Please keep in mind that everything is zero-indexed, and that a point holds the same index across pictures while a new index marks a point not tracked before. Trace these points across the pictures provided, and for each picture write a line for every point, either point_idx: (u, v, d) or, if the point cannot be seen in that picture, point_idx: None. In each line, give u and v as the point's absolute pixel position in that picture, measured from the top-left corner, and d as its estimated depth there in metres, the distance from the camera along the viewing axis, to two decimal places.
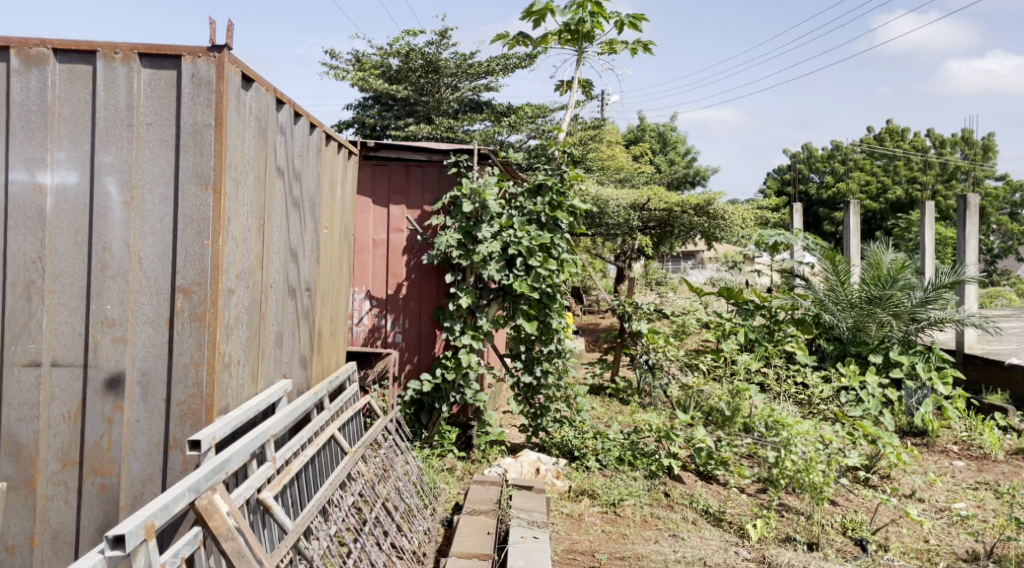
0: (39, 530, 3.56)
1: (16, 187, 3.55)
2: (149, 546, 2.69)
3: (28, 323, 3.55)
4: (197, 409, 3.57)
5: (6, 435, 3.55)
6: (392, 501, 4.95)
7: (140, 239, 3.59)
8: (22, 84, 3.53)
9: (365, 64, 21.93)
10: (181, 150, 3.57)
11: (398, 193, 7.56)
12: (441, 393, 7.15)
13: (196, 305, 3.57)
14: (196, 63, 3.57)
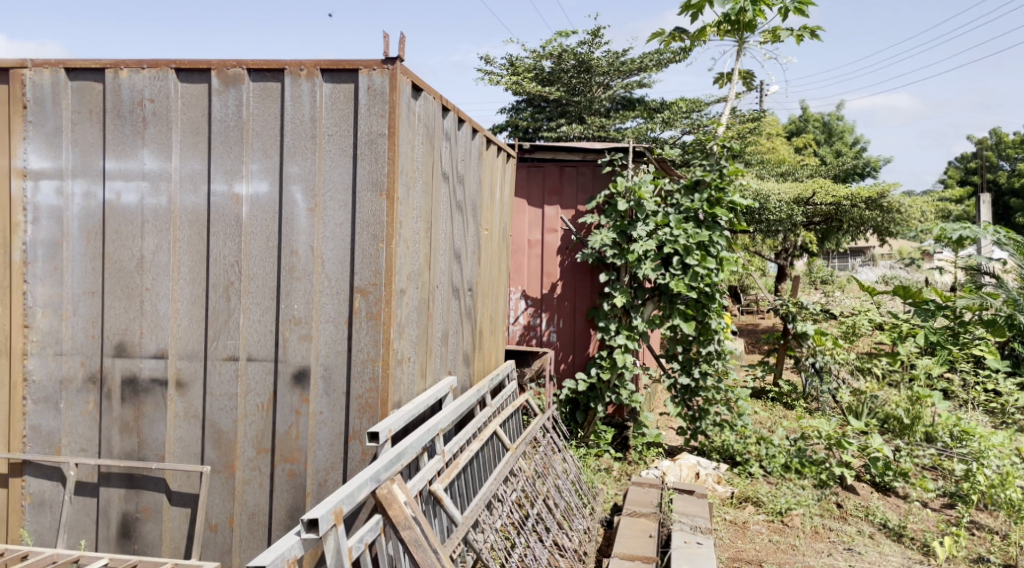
0: (238, 511, 3.88)
1: (216, 198, 3.88)
2: (338, 530, 2.88)
3: (227, 320, 3.88)
4: (373, 402, 3.79)
5: (209, 423, 3.89)
6: (552, 499, 5.01)
7: (322, 243, 3.84)
8: (221, 102, 3.85)
9: (519, 67, 22.18)
10: (358, 159, 3.79)
11: (553, 194, 7.67)
12: (596, 393, 7.18)
13: (373, 305, 3.79)
14: (371, 75, 3.78)
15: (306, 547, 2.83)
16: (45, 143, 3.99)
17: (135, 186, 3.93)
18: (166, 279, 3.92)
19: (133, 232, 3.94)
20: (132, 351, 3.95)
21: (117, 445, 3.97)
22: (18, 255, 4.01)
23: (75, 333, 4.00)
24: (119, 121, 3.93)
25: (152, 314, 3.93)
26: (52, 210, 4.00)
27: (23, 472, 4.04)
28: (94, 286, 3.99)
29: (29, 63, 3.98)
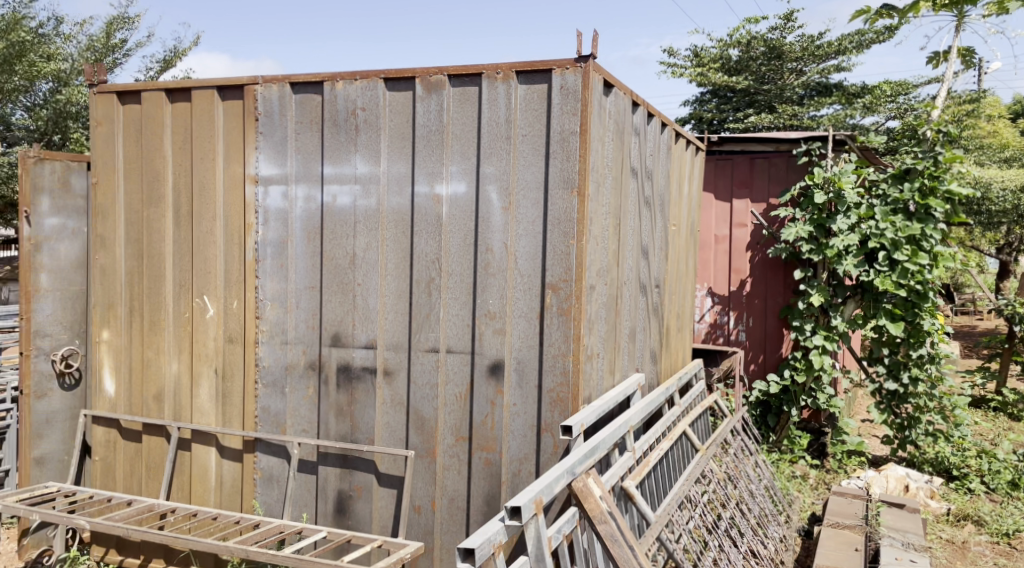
0: (439, 496, 4.09)
1: (418, 199, 4.10)
2: (539, 519, 2.95)
3: (429, 314, 4.10)
4: (564, 396, 3.86)
5: (413, 412, 4.13)
6: (746, 503, 4.86)
7: (516, 240, 3.95)
8: (424, 108, 4.06)
9: (705, 58, 21.63)
10: (550, 157, 3.87)
11: (742, 187, 7.41)
12: (790, 396, 6.90)
13: (564, 300, 3.86)
14: (565, 74, 3.84)
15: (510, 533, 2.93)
16: (273, 152, 4.40)
17: (349, 189, 4.24)
18: (375, 275, 4.20)
19: (346, 233, 4.26)
20: (346, 341, 4.27)
21: (333, 427, 4.31)
22: (251, 253, 4.46)
23: (297, 324, 4.39)
24: (336, 129, 4.26)
25: (363, 307, 4.23)
26: (279, 213, 4.41)
27: (255, 449, 4.50)
28: (313, 282, 4.35)
29: (260, 79, 4.40)
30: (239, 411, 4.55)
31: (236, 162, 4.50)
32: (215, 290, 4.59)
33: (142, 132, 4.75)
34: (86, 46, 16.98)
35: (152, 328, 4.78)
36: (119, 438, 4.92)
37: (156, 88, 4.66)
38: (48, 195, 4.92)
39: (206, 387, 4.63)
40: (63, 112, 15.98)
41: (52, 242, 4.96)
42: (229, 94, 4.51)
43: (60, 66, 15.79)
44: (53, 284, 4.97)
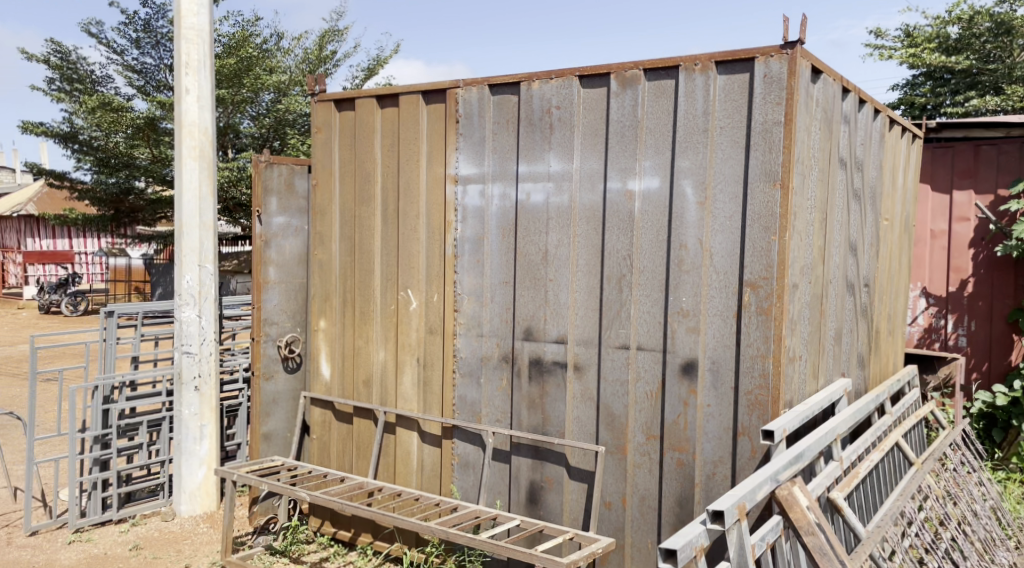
0: (630, 493, 4.08)
1: (611, 195, 4.10)
2: (742, 525, 2.85)
3: (620, 311, 4.09)
4: (763, 399, 3.72)
5: (603, 407, 4.14)
6: (969, 525, 4.45)
7: (712, 236, 3.85)
8: (619, 103, 4.05)
9: (917, 38, 19.57)
10: (751, 149, 3.73)
11: (965, 176, 6.78)
12: (1021, 409, 6.23)
13: (763, 299, 3.71)
14: (769, 62, 3.69)
15: (712, 537, 2.85)
16: (472, 152, 4.57)
17: (543, 186, 4.32)
18: (567, 272, 4.25)
19: (539, 229, 4.34)
20: (538, 335, 4.35)
21: (525, 420, 4.42)
22: (451, 249, 4.66)
23: (492, 318, 4.53)
24: (531, 128, 4.35)
25: (555, 302, 4.29)
26: (477, 211, 4.57)
27: (453, 435, 4.70)
28: (507, 277, 4.48)
29: (462, 83, 4.59)
30: (439, 398, 4.77)
31: (437, 163, 4.71)
32: (418, 283, 4.84)
33: (355, 136, 5.10)
34: (301, 59, 18.46)
35: (361, 319, 5.12)
36: (332, 420, 5.33)
37: (368, 94, 4.98)
38: (275, 196, 5.41)
39: (409, 374, 4.90)
40: (282, 120, 17.49)
41: (279, 239, 5.46)
42: (434, 98, 4.73)
43: (280, 78, 17.23)
44: (279, 277, 5.47)
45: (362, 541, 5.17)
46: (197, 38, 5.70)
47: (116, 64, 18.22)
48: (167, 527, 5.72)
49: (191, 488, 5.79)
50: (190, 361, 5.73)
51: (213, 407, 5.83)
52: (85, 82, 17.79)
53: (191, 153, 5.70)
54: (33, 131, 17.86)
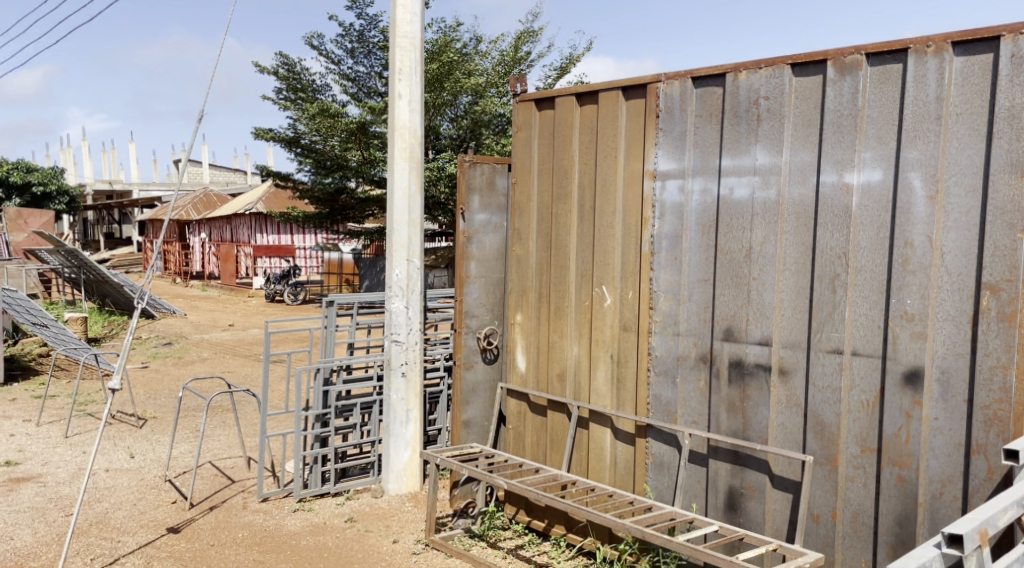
0: (841, 507, 3.83)
1: (825, 189, 3.86)
2: (984, 552, 2.57)
3: (832, 312, 3.84)
4: (1004, 415, 3.36)
5: (812, 414, 3.91)
6: None
7: (944, 233, 3.53)
8: (836, 92, 3.81)
9: None
10: (993, 138, 3.39)
11: None
12: None
13: (1005, 304, 3.36)
14: (1017, 40, 3.33)
15: (947, 561, 2.60)
16: (672, 147, 4.48)
17: (747, 181, 4.14)
18: (773, 270, 4.05)
19: (743, 225, 4.16)
20: (740, 336, 4.19)
21: (724, 423, 4.26)
22: (647, 246, 4.59)
23: (689, 316, 4.42)
24: (737, 120, 4.18)
25: (758, 302, 4.10)
26: (675, 207, 4.47)
27: (648, 434, 4.63)
28: (707, 275, 4.34)
29: (663, 77, 4.51)
30: (632, 396, 4.72)
31: (636, 159, 4.65)
32: (613, 280, 4.81)
33: (554, 134, 5.15)
34: (498, 61, 18.86)
35: (556, 314, 5.17)
36: (527, 411, 5.43)
37: (568, 93, 5.01)
38: (478, 194, 5.59)
39: (603, 370, 4.89)
40: (478, 121, 17.98)
41: (480, 235, 5.63)
42: (634, 93, 4.68)
43: (478, 81, 17.77)
44: (479, 272, 5.65)
45: (556, 533, 5.24)
46: (410, 46, 6.01)
47: (333, 73, 19.63)
48: (376, 503, 6.09)
49: (397, 468, 6.14)
50: (398, 349, 6.06)
51: (417, 393, 6.14)
52: (307, 91, 19.35)
53: (401, 154, 6.02)
54: (263, 137, 19.67)
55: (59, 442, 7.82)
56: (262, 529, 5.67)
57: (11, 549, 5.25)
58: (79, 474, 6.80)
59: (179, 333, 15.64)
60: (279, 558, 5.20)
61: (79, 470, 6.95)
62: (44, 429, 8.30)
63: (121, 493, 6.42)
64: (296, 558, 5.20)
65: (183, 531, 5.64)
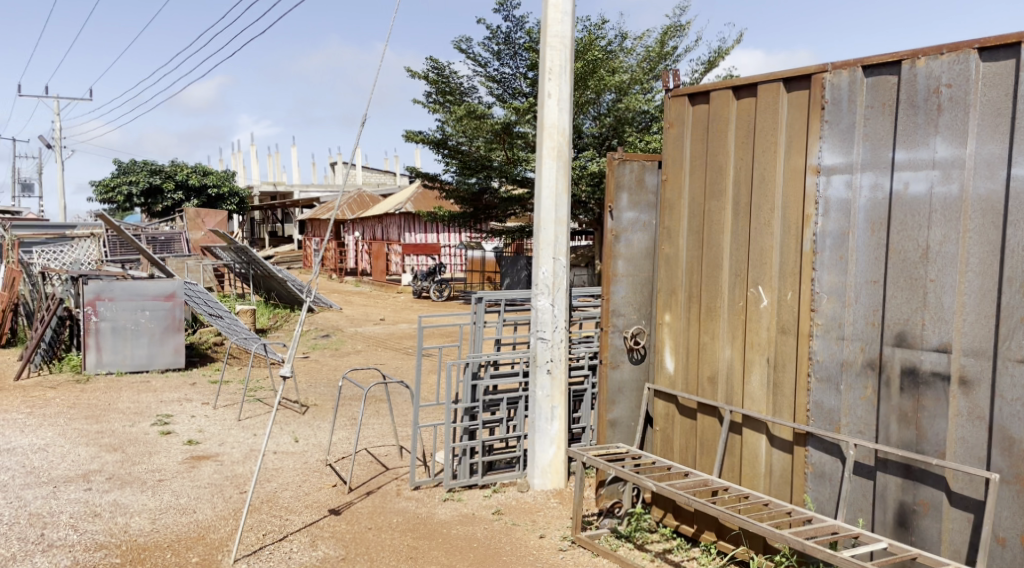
0: None
1: (1018, 184, 3.55)
2: None
3: None
4: None
5: (999, 429, 3.61)
6: None
7: None
8: None
9: None
10: None
11: None
12: None
13: None
14: None
15: None
16: (838, 140, 4.24)
17: (925, 175, 3.87)
18: (954, 272, 3.77)
19: (919, 223, 3.89)
20: (914, 342, 3.92)
21: (894, 434, 4.01)
22: (809, 245, 4.38)
23: (856, 320, 4.18)
24: (913, 110, 3.92)
25: (936, 306, 3.83)
26: (842, 203, 4.23)
27: (807, 443, 4.42)
28: (876, 276, 4.09)
29: (830, 66, 4.29)
30: (790, 402, 4.52)
31: (798, 153, 4.45)
32: (770, 280, 4.62)
33: (708, 130, 5.01)
34: (643, 58, 18.62)
35: (707, 314, 5.02)
36: (676, 413, 5.32)
37: (724, 86, 4.86)
38: (627, 191, 5.53)
39: (758, 374, 4.71)
40: (622, 119, 17.71)
41: (628, 233, 5.56)
42: (797, 85, 4.48)
43: (622, 78, 17.54)
44: (627, 270, 5.59)
45: (706, 539, 5.10)
46: (560, 45, 6.02)
47: (480, 75, 20.03)
48: (522, 498, 6.16)
49: (543, 464, 6.17)
50: (544, 346, 6.08)
51: (563, 391, 6.14)
52: (455, 93, 19.77)
53: (549, 153, 6.04)
54: (413, 139, 20.36)
55: (233, 424, 8.41)
56: (415, 516, 5.86)
57: (194, 521, 5.69)
58: (251, 455, 7.29)
59: (336, 326, 16.47)
60: (431, 545, 5.36)
61: (251, 450, 7.44)
62: (219, 412, 8.96)
63: (288, 474, 6.82)
64: (448, 546, 5.34)
65: (343, 513, 5.92)
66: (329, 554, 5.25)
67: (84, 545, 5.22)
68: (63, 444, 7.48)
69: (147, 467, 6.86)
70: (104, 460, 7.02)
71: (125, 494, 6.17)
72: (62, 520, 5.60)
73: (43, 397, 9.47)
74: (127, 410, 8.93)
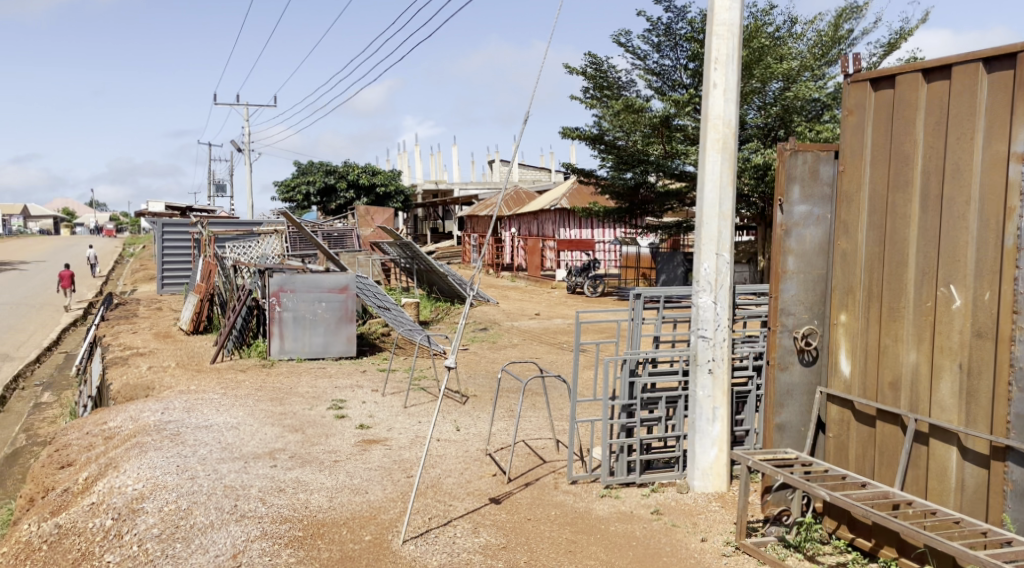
0: None
1: None
2: None
3: None
4: None
5: None
6: None
7: None
8: None
9: None
10: None
11: None
12: None
13: None
14: None
15: None
16: None
17: None
18: None
19: None
20: None
21: None
22: (1013, 240, 4.04)
23: None
24: None
25: None
26: None
27: (1006, 458, 4.06)
28: None
29: None
30: (987, 412, 4.17)
31: (1001, 140, 4.10)
32: (964, 279, 4.27)
33: (892, 117, 4.67)
34: (814, 43, 17.73)
35: (890, 315, 4.70)
36: (852, 419, 5.00)
37: (912, 69, 4.51)
38: (799, 183, 5.27)
39: (948, 382, 4.37)
40: (790, 107, 16.85)
41: (800, 228, 5.29)
42: (999, 66, 4.10)
43: (791, 65, 16.77)
44: (799, 267, 5.32)
45: (885, 555, 4.83)
46: (727, 33, 5.81)
47: (639, 68, 19.77)
48: (682, 499, 6.02)
49: (704, 465, 6.01)
50: (706, 345, 5.91)
51: (725, 391, 5.95)
52: (612, 88, 19.61)
53: (714, 146, 5.85)
54: (569, 136, 20.41)
55: (400, 411, 8.77)
56: (573, 510, 5.86)
57: (367, 501, 5.97)
58: (417, 441, 7.56)
59: (493, 319, 16.81)
60: (590, 540, 5.34)
61: (416, 437, 7.72)
62: (387, 399, 9.36)
63: (451, 461, 7.02)
64: (607, 542, 5.31)
65: (503, 503, 6.02)
66: (491, 541, 5.35)
67: (271, 518, 5.60)
68: (251, 423, 8.08)
69: (324, 448, 7.27)
70: (287, 439, 7.51)
71: (305, 472, 6.57)
72: (252, 493, 6.05)
73: (233, 380, 10.28)
74: (305, 394, 9.52)
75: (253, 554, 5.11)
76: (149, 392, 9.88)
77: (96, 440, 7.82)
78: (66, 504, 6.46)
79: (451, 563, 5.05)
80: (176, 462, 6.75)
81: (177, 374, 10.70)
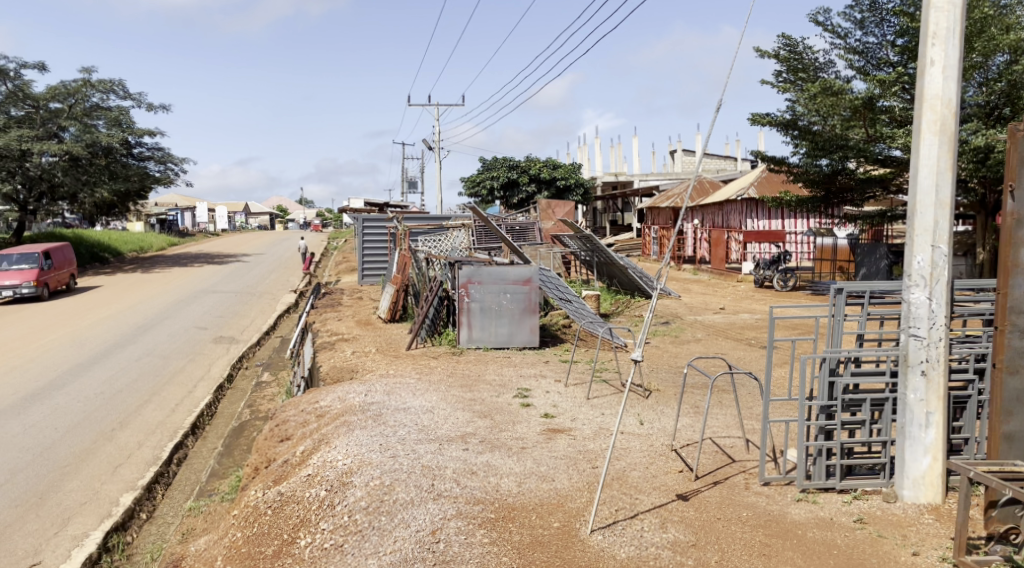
0: None
1: None
2: None
3: None
4: None
5: None
6: None
7: None
8: None
9: None
10: None
11: None
12: None
13: None
14: None
15: None
16: None
17: None
18: None
19: None
20: None
21: None
22: None
23: None
24: None
25: None
26: None
27: None
28: None
29: None
30: None
31: None
32: None
33: None
34: None
35: None
36: None
37: None
38: None
39: None
40: (1018, 82, 15.20)
41: None
42: None
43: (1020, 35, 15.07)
44: None
45: None
46: (947, 5, 5.32)
47: (839, 48, 18.58)
48: (889, 508, 5.60)
49: (915, 474, 5.56)
50: (918, 345, 5.46)
51: (940, 395, 5.48)
52: (808, 70, 18.59)
53: (931, 127, 5.38)
54: (759, 122, 19.56)
55: (584, 402, 8.80)
56: (766, 512, 5.62)
57: (554, 489, 6.05)
58: (603, 433, 7.56)
59: (677, 313, 16.49)
60: (785, 545, 5.11)
61: (601, 429, 7.71)
62: (571, 389, 9.42)
63: (636, 455, 6.95)
64: (805, 548, 5.06)
65: (691, 499, 5.88)
66: (679, 537, 5.25)
67: (466, 499, 5.81)
68: (444, 407, 8.42)
69: (512, 434, 7.44)
70: (477, 425, 7.76)
71: (496, 457, 6.75)
72: (447, 474, 6.29)
73: (427, 366, 10.76)
74: (494, 382, 9.80)
75: (451, 532, 5.33)
76: (354, 374, 10.60)
77: (310, 417, 8.47)
78: (286, 474, 7.05)
79: (640, 557, 5.03)
80: (379, 440, 7.17)
81: (377, 359, 11.37)
